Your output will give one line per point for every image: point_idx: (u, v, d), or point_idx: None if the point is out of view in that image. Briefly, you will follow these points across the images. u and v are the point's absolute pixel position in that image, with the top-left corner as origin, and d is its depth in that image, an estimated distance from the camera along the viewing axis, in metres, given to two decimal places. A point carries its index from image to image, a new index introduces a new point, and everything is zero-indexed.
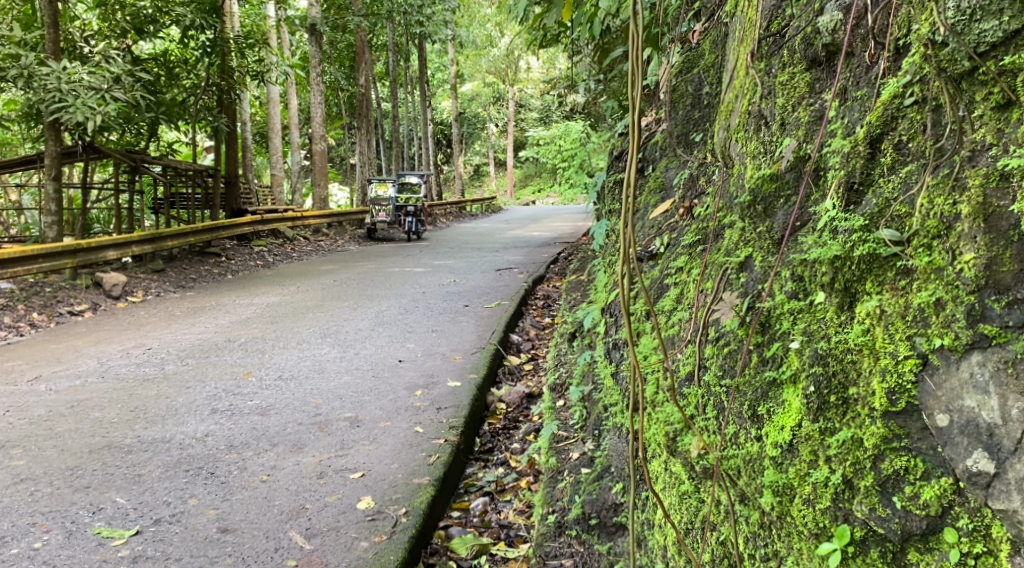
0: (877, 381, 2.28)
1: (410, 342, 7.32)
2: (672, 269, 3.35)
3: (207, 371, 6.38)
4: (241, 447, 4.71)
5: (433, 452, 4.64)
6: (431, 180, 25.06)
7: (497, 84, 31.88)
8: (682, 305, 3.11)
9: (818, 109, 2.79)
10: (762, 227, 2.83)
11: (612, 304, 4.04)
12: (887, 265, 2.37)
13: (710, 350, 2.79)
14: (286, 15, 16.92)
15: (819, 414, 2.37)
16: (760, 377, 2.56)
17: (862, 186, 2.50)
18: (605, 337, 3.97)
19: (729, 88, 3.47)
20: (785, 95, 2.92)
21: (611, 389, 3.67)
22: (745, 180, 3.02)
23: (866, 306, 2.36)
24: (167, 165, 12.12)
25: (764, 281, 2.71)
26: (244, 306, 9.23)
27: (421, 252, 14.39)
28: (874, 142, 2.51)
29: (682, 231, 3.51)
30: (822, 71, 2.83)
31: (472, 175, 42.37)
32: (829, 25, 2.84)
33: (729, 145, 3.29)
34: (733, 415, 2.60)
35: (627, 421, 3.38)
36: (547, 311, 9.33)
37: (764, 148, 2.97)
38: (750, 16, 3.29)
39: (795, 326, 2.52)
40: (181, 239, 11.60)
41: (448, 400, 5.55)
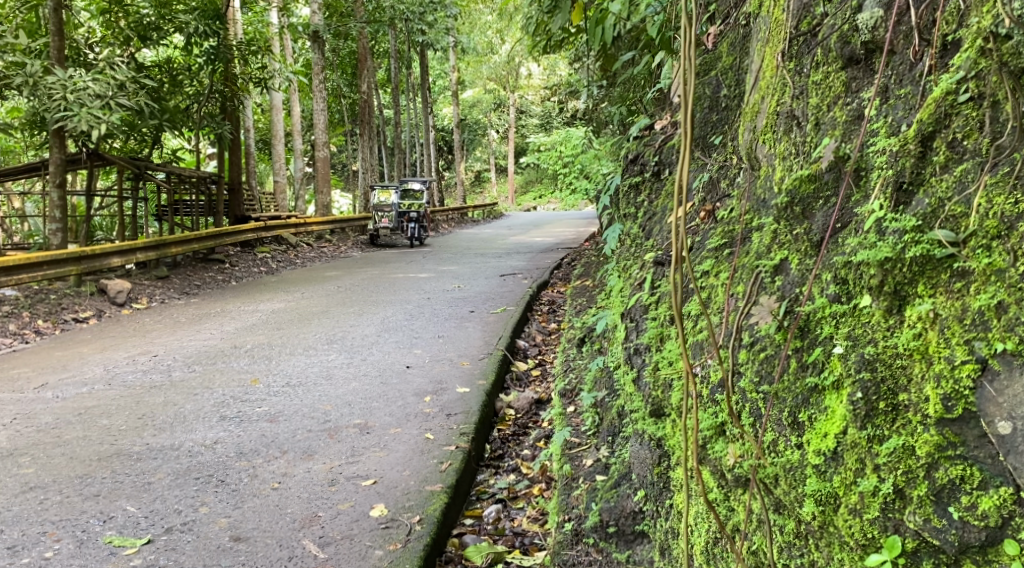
0: (931, 387, 2.23)
1: (417, 348, 7.28)
2: (696, 273, 3.29)
3: (214, 378, 6.34)
4: (252, 454, 4.67)
5: (447, 459, 4.59)
6: (432, 187, 25.05)
7: (498, 91, 31.94)
8: (711, 309, 3.05)
9: (856, 108, 2.75)
10: (800, 229, 2.78)
11: (631, 309, 3.95)
12: (941, 267, 2.32)
13: (743, 356, 2.72)
14: (288, 22, 16.94)
15: (867, 421, 2.32)
16: (801, 383, 2.51)
17: (912, 186, 2.45)
18: (625, 343, 3.85)
19: (755, 89, 3.43)
20: (820, 95, 2.90)
21: (634, 395, 3.53)
22: (775, 182, 3.02)
23: (919, 309, 2.32)
24: (172, 172, 12.11)
25: (802, 285, 2.67)
26: (250, 313, 9.19)
27: (425, 258, 14.37)
28: (925, 140, 2.46)
29: (706, 235, 3.45)
30: (858, 70, 2.79)
31: (472, 182, 42.39)
32: (869, 22, 2.81)
33: (756, 146, 3.27)
34: (772, 422, 2.55)
35: (649, 428, 3.27)
36: (552, 315, 9.30)
37: (796, 149, 2.95)
38: (778, 16, 3.25)
39: (839, 329, 2.47)
40: (185, 246, 11.60)
41: (457, 406, 5.50)
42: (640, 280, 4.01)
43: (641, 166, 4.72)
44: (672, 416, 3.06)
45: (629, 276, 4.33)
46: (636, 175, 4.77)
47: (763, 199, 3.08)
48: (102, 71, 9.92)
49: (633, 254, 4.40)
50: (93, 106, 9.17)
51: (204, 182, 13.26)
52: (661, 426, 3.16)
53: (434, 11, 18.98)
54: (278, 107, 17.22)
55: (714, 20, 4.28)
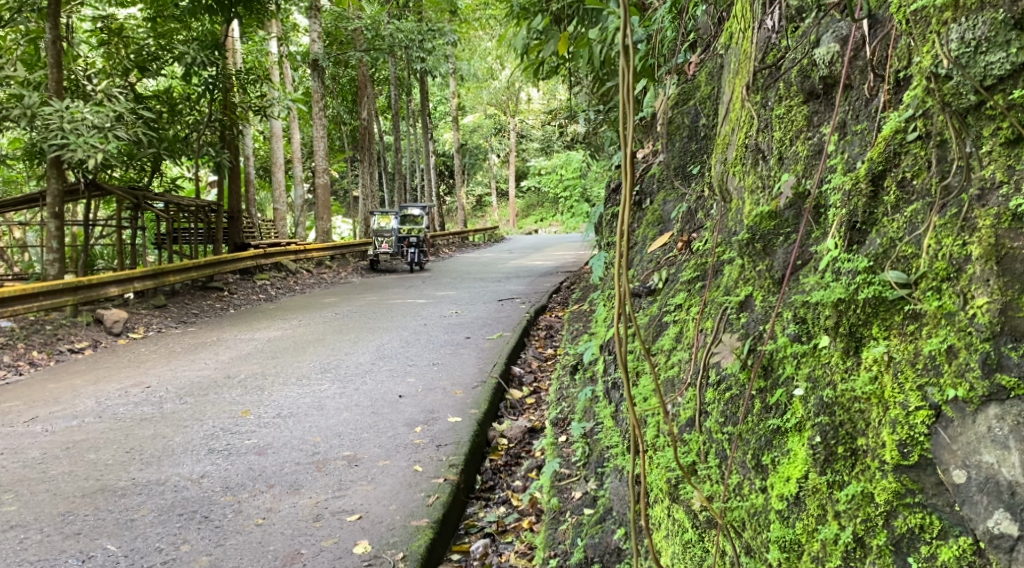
0: (888, 432, 2.22)
1: (410, 376, 7.23)
2: (670, 306, 3.29)
3: (205, 410, 6.29)
4: (237, 488, 4.62)
5: (434, 491, 4.54)
6: (433, 211, 25.08)
7: (500, 116, 32.08)
8: (681, 345, 3.05)
9: (816, 144, 2.75)
10: (762, 265, 2.78)
11: (610, 340, 4.00)
12: (893, 308, 2.32)
13: (710, 394, 2.75)
14: (288, 50, 17.07)
15: (826, 467, 2.31)
16: (764, 424, 2.51)
17: (865, 225, 2.47)
18: (605, 376, 3.90)
19: (726, 120, 3.42)
20: (784, 129, 2.91)
21: (613, 429, 3.56)
22: (744, 215, 2.99)
23: (874, 352, 2.31)
24: (171, 202, 12.10)
25: (766, 322, 2.67)
26: (244, 342, 9.16)
27: (423, 283, 14.34)
28: (877, 178, 2.48)
29: (681, 266, 3.46)
30: (820, 104, 2.80)
31: (473, 206, 42.48)
32: (825, 57, 2.80)
33: (727, 179, 3.25)
34: (737, 464, 2.55)
35: (628, 463, 3.28)
36: (549, 341, 9.24)
37: (763, 183, 2.95)
38: (745, 47, 3.26)
39: (799, 370, 2.48)
40: (183, 274, 11.59)
41: (448, 437, 5.45)
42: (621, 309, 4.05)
43: None
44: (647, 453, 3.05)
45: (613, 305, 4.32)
46: (620, 203, 4.76)
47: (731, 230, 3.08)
48: (100, 102, 9.94)
49: None
50: (90, 137, 9.20)
51: (204, 210, 13.25)
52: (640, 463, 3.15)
53: (433, 38, 19.10)
54: (277, 134, 17.29)
55: (695, 48, 4.29)
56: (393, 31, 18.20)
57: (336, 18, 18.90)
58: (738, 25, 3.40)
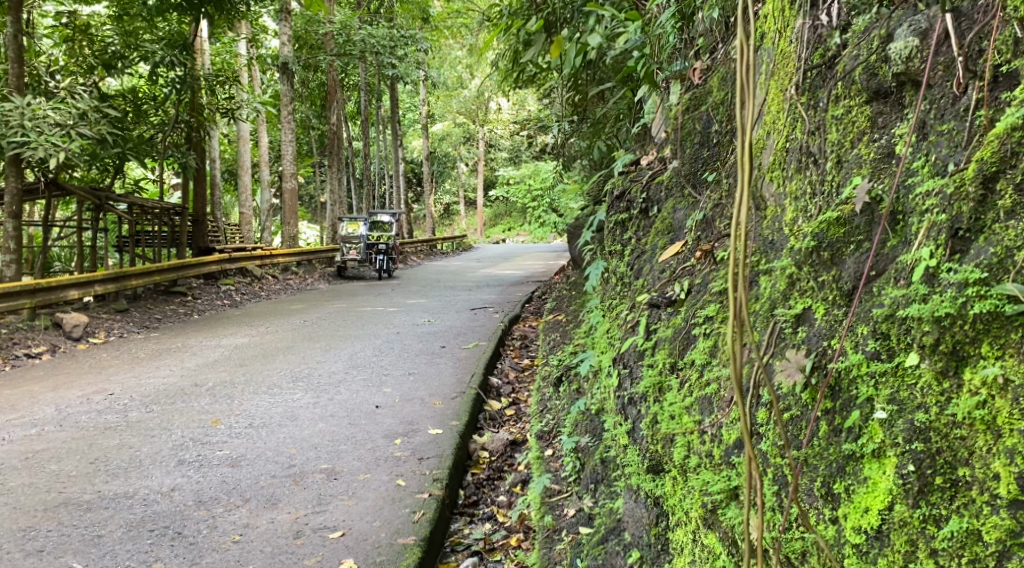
0: (1001, 462, 2.11)
1: (386, 386, 7.02)
2: (700, 317, 3.16)
3: (173, 418, 6.04)
4: (211, 502, 4.40)
5: (419, 508, 4.35)
6: (400, 219, 24.81)
7: (469, 124, 31.91)
8: (719, 358, 2.89)
9: (885, 146, 2.65)
10: (827, 275, 2.67)
11: (623, 353, 3.81)
12: (1010, 325, 2.18)
13: (761, 415, 2.64)
14: (257, 53, 16.80)
15: (920, 499, 2.22)
16: (835, 449, 2.43)
17: (969, 233, 2.30)
18: (618, 391, 3.72)
19: (759, 123, 3.39)
20: (843, 131, 2.81)
21: (628, 447, 3.38)
22: (784, 222, 2.98)
23: (984, 373, 2.19)
24: (134, 203, 11.76)
25: (831, 337, 2.58)
26: (211, 349, 8.87)
27: (393, 291, 14.11)
28: (988, 181, 2.30)
29: (706, 278, 3.34)
30: (884, 104, 2.71)
31: (441, 215, 42.22)
32: (902, 51, 2.67)
33: (762, 184, 3.23)
34: (801, 491, 2.47)
35: (643, 482, 3.12)
36: (525, 351, 9.09)
37: (818, 188, 2.86)
38: (786, 48, 3.19)
39: (879, 391, 2.37)
40: (145, 278, 11.24)
41: (430, 449, 5.27)
42: (632, 322, 3.88)
43: (629, 202, 4.61)
44: (672, 473, 2.93)
45: (620, 317, 4.18)
46: (624, 211, 4.66)
47: (773, 239, 3.01)
48: (62, 100, 9.69)
49: (621, 293, 4.31)
50: (52, 134, 8.92)
51: (168, 213, 12.93)
52: (659, 483, 3.00)
53: (405, 44, 18.87)
54: (245, 138, 16.97)
55: (701, 55, 4.26)
56: (365, 36, 17.94)
57: (307, 22, 18.62)
58: (775, 24, 3.35)
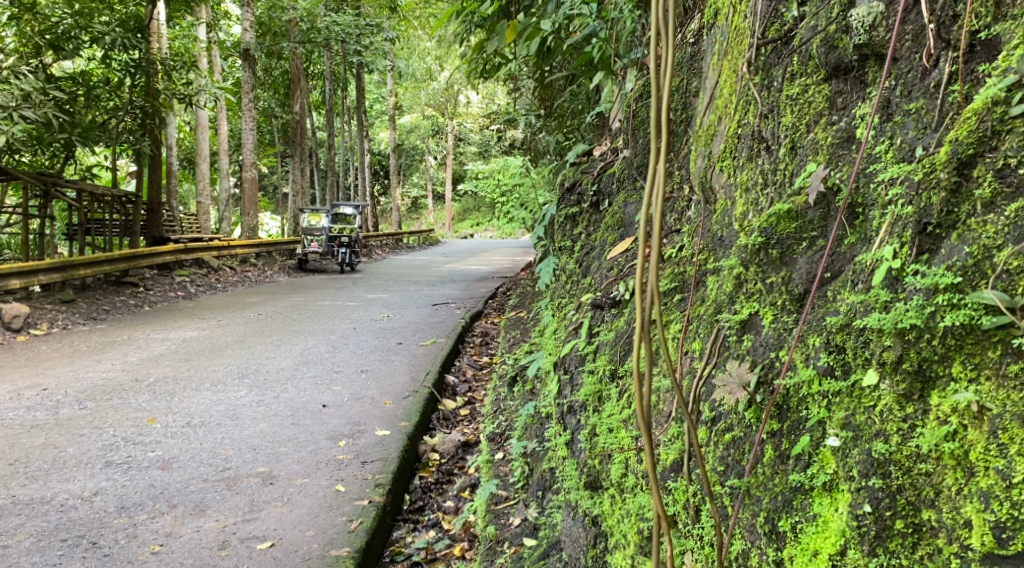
0: (975, 505, 1.90)
1: (336, 384, 6.75)
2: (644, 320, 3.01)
3: (106, 416, 5.74)
4: (134, 509, 4.16)
5: (356, 515, 4.14)
6: (365, 211, 24.47)
7: (437, 118, 31.61)
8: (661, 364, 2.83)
9: (845, 130, 2.45)
10: (779, 276, 2.50)
11: (565, 358, 3.65)
12: (987, 340, 1.98)
13: (702, 435, 2.52)
14: (218, 38, 16.36)
15: (878, 546, 2.01)
16: (782, 480, 2.24)
17: (940, 228, 2.12)
18: (559, 399, 3.52)
19: (710, 108, 3.23)
20: (798, 114, 2.62)
21: (567, 459, 3.19)
22: (734, 217, 2.80)
23: (956, 400, 1.99)
24: (83, 191, 11.36)
25: (779, 347, 2.40)
26: (158, 342, 8.54)
27: (355, 284, 13.82)
28: (963, 167, 2.11)
29: None
30: (842, 82, 2.51)
31: (409, 208, 41.82)
32: (865, 18, 2.46)
33: (712, 175, 3.07)
34: (743, 528, 2.28)
35: (583, 499, 2.92)
36: (485, 349, 8.88)
37: (772, 178, 2.66)
38: (741, 23, 2.98)
39: (832, 413, 2.19)
40: (95, 268, 10.83)
41: (375, 452, 5.03)
42: (577, 323, 3.74)
43: (580, 194, 4.46)
44: (611, 491, 2.75)
45: (567, 317, 4.01)
46: (574, 204, 4.50)
47: (720, 235, 2.87)
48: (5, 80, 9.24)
49: (569, 292, 4.15)
50: None
51: (120, 200, 12.54)
52: (598, 501, 2.82)
53: (370, 33, 18.47)
54: (204, 125, 16.52)
55: (658, 40, 4.10)
56: (329, 23, 17.48)
57: (270, 8, 18.11)
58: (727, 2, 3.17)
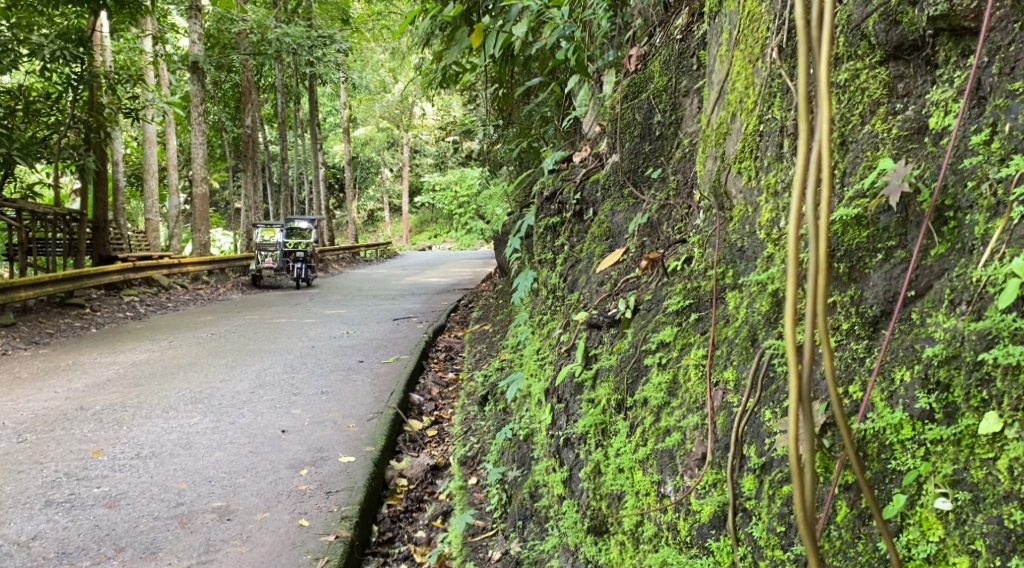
0: None
1: (296, 408, 6.42)
2: (653, 343, 2.88)
3: (48, 449, 5.35)
4: (77, 554, 3.84)
5: (323, 554, 3.85)
6: (319, 225, 23.99)
7: (392, 130, 31.19)
8: (683, 397, 2.61)
9: (914, 119, 2.39)
10: (848, 295, 2.37)
11: (558, 386, 3.45)
12: None
13: (749, 485, 2.24)
14: (163, 50, 15.84)
15: None
16: (869, 546, 2.06)
17: None
18: (551, 430, 3.36)
19: (720, 104, 3.06)
20: (851, 102, 2.55)
21: (564, 500, 3.03)
22: (757, 224, 2.61)
23: None
24: (23, 209, 10.83)
25: (846, 380, 2.27)
26: (104, 366, 8.11)
27: (312, 300, 13.44)
28: None
29: (656, 292, 3.07)
30: (903, 66, 2.46)
31: (364, 221, 41.25)
32: None
33: (724, 177, 2.89)
34: None
35: (584, 543, 2.80)
36: (449, 365, 8.58)
37: None
38: (755, 9, 2.81)
39: (934, 466, 2.03)
40: (37, 289, 10.31)
41: (339, 482, 4.70)
42: (567, 346, 3.53)
43: (561, 203, 4.26)
44: (620, 536, 2.64)
45: (551, 336, 3.82)
46: (555, 214, 4.28)
47: (744, 246, 2.65)
48: None
49: (552, 308, 3.96)
50: None
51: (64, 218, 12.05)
52: (603, 548, 2.69)
53: (323, 44, 18.06)
54: (151, 140, 15.94)
55: (639, 42, 3.99)
56: (279, 35, 16.90)
57: (217, 19, 17.52)
58: None
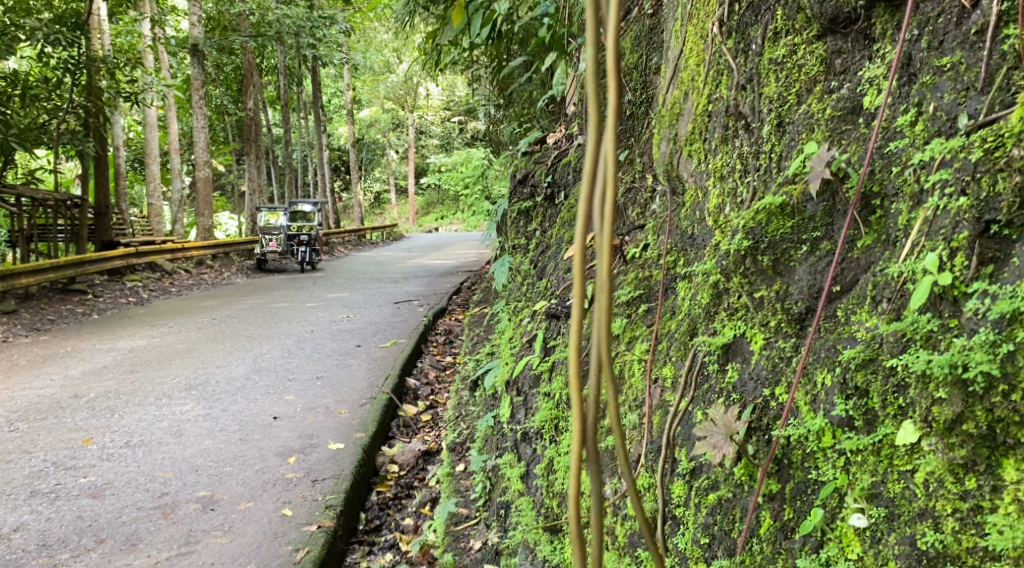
0: None
1: (289, 393, 6.39)
2: (606, 333, 3.02)
3: (38, 439, 5.32)
4: (58, 546, 3.82)
5: (303, 544, 3.81)
6: (325, 208, 23.89)
7: (397, 111, 31.00)
8: (627, 392, 2.79)
9: (848, 98, 2.33)
10: (777, 290, 2.37)
11: (519, 378, 3.57)
12: None
13: (679, 491, 2.40)
14: (164, 34, 15.68)
15: None
16: (787, 559, 2.10)
17: (1006, 230, 1.95)
18: (514, 424, 3.47)
19: (674, 81, 3.09)
20: (785, 82, 2.50)
21: (523, 495, 3.09)
22: None
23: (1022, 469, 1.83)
24: (22, 196, 10.75)
25: (772, 382, 2.28)
26: (102, 353, 8.09)
27: (315, 283, 13.39)
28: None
29: (616, 278, 3.20)
30: (841, 40, 2.38)
31: (371, 204, 41.16)
32: None
33: (678, 161, 2.98)
34: None
35: (542, 541, 2.77)
36: (448, 348, 8.53)
37: (756, 165, 2.54)
38: None
39: (853, 479, 2.05)
40: (38, 275, 10.28)
41: (326, 469, 4.66)
42: (530, 336, 3.64)
43: (534, 187, 4.32)
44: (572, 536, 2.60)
45: (521, 325, 3.86)
46: (527, 198, 4.37)
47: (690, 236, 2.81)
48: None
49: (524, 295, 4.02)
50: None
51: (65, 204, 11.97)
52: (559, 547, 2.66)
53: (324, 25, 17.89)
54: (153, 124, 15.80)
55: None
56: (280, 16, 16.75)
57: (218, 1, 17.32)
58: None
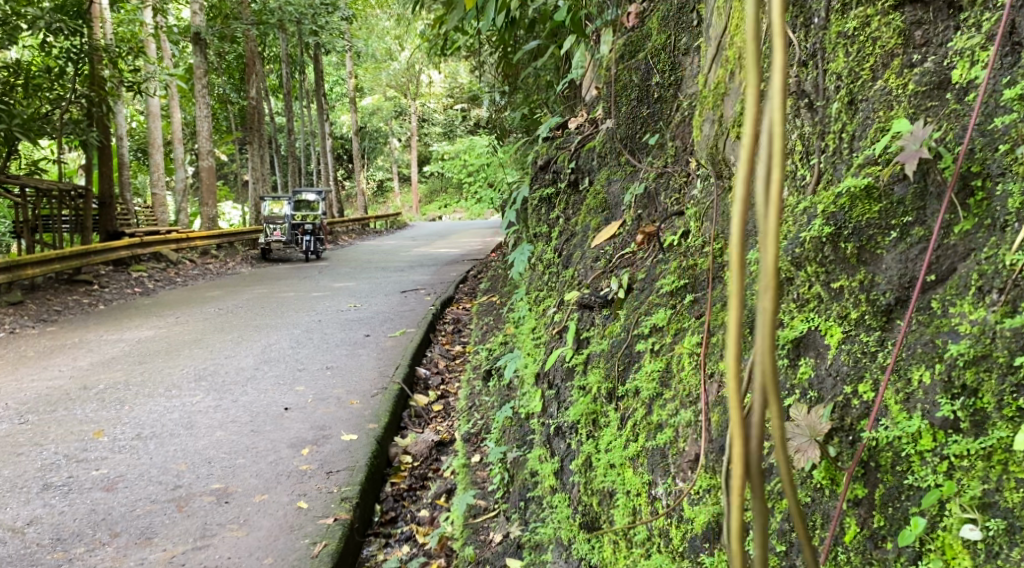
0: None
1: (300, 384, 6.32)
2: (646, 327, 2.83)
3: (48, 431, 5.27)
4: (72, 540, 3.77)
5: (321, 537, 3.75)
6: (328, 196, 23.82)
7: (398, 98, 30.87)
8: (671, 388, 2.53)
9: (934, 72, 2.22)
10: (859, 279, 2.24)
11: (549, 371, 3.50)
12: None
13: None
14: (165, 22, 15.55)
15: None
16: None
17: None
18: (544, 418, 3.40)
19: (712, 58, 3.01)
20: (858, 55, 2.40)
21: (557, 492, 3.02)
22: None
23: None
24: (26, 186, 10.64)
25: (854, 379, 2.15)
26: (110, 343, 8.03)
27: (320, 273, 13.32)
28: None
29: (652, 267, 3.03)
30: (921, 11, 2.28)
31: (374, 192, 41.11)
32: None
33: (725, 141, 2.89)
34: None
35: (576, 537, 2.74)
36: (457, 337, 8.46)
37: (819, 144, 2.49)
38: None
39: (961, 487, 1.87)
40: (44, 267, 10.21)
41: (341, 461, 4.59)
42: (561, 327, 3.56)
43: (555, 173, 4.27)
44: (613, 535, 2.54)
45: (547, 314, 3.84)
46: (549, 185, 4.32)
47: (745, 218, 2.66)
48: None
49: (547, 284, 3.98)
50: None
51: (69, 195, 11.88)
52: (597, 547, 2.60)
53: (326, 12, 17.75)
54: (156, 113, 15.69)
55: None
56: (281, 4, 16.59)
57: None
58: None
